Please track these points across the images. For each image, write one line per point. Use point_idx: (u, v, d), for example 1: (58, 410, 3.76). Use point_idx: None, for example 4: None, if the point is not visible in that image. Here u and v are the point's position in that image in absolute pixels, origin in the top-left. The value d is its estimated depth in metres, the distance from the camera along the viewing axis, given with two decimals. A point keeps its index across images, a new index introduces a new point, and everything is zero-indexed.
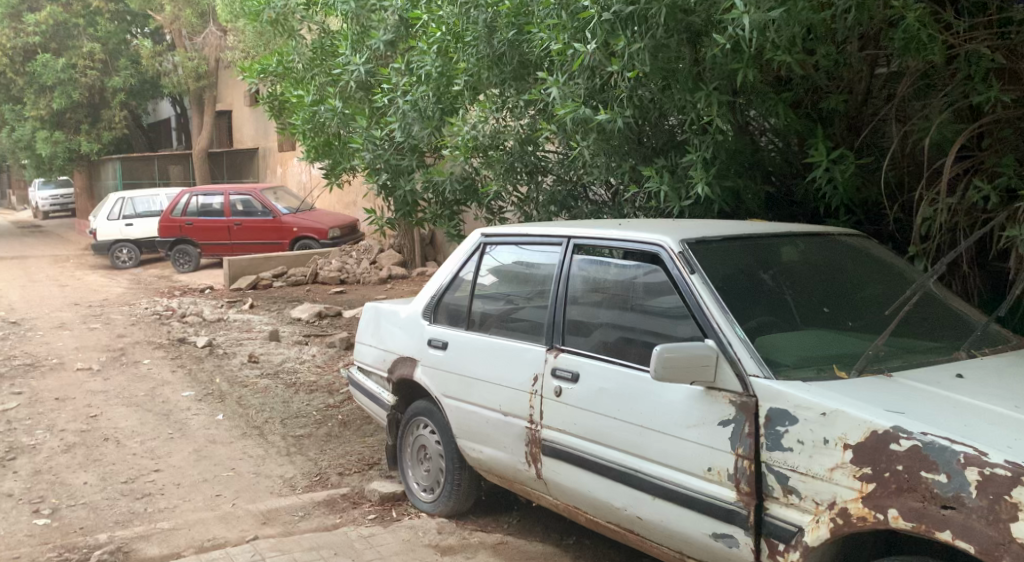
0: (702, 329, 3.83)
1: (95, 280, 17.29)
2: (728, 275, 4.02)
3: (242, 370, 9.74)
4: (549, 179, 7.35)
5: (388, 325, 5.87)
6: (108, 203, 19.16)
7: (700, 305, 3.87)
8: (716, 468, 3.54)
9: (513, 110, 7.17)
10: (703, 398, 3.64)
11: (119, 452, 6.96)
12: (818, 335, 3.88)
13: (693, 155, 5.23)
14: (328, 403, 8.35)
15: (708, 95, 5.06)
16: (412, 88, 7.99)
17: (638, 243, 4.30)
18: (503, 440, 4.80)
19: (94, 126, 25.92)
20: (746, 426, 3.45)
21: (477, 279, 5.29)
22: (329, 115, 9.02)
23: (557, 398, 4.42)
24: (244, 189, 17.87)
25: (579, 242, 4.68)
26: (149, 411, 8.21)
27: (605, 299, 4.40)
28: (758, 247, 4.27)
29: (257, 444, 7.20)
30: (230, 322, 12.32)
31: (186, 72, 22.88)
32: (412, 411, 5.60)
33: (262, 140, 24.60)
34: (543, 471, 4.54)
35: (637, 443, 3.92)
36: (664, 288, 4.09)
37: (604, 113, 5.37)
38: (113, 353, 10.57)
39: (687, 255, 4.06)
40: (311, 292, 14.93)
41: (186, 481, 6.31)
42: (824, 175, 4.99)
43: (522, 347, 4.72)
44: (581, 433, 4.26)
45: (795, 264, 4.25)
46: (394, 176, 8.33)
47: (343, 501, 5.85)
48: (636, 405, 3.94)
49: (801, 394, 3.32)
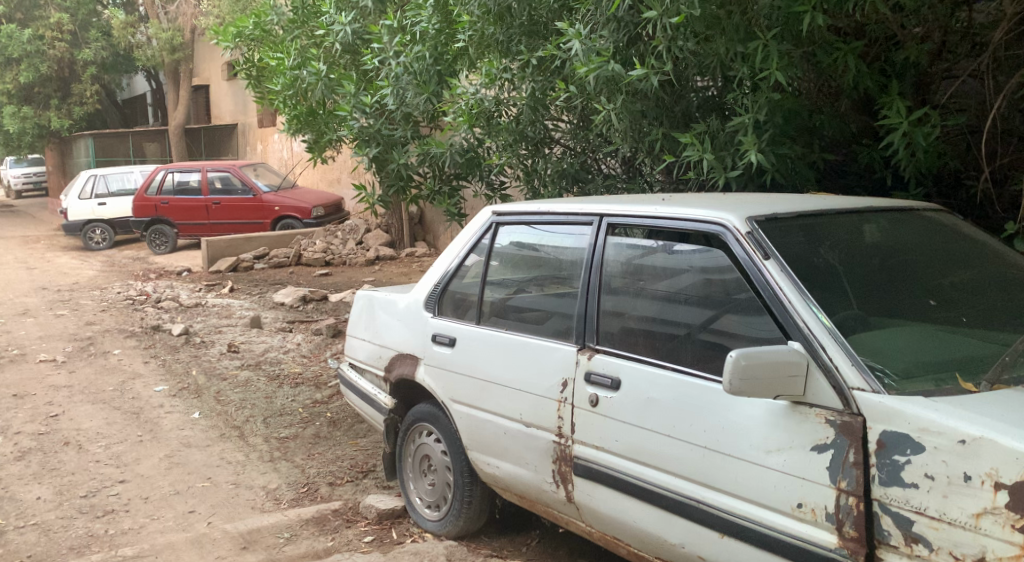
0: (783, 328, 3.10)
1: (65, 262, 16.38)
2: (808, 259, 3.29)
3: (221, 361, 8.92)
4: (559, 151, 6.62)
5: (383, 315, 5.11)
6: (79, 181, 18.10)
7: (779, 299, 3.13)
8: (809, 505, 2.85)
9: (521, 74, 6.38)
10: (790, 416, 2.93)
11: (80, 460, 6.18)
12: (923, 335, 3.20)
13: (744, 117, 4.53)
14: (314, 399, 7.57)
15: (764, 44, 4.37)
16: (407, 48, 7.38)
17: (691, 220, 3.54)
18: (526, 456, 4.06)
19: (65, 100, 24.78)
20: (850, 454, 2.76)
21: (488, 263, 4.52)
22: (313, 79, 8.17)
23: (592, 408, 3.68)
24: (223, 166, 16.99)
25: (612, 221, 3.90)
26: (118, 409, 7.43)
27: (648, 287, 3.65)
28: (837, 224, 3.54)
29: (236, 448, 6.43)
30: (208, 307, 11.53)
31: (161, 44, 21.69)
32: (414, 415, 4.85)
33: (241, 116, 23.67)
34: (574, 493, 3.82)
35: (700, 468, 3.21)
36: (728, 276, 3.35)
37: (640, 68, 4.69)
38: (79, 343, 9.74)
39: (758, 235, 3.31)
40: (295, 274, 14.10)
41: (155, 495, 5.54)
42: (903, 140, 4.34)
43: (547, 347, 3.96)
44: (624, 452, 3.54)
45: (881, 245, 3.52)
46: (387, 148, 7.53)
47: (335, 519, 5.12)
48: (698, 421, 3.23)
49: (927, 413, 2.64)
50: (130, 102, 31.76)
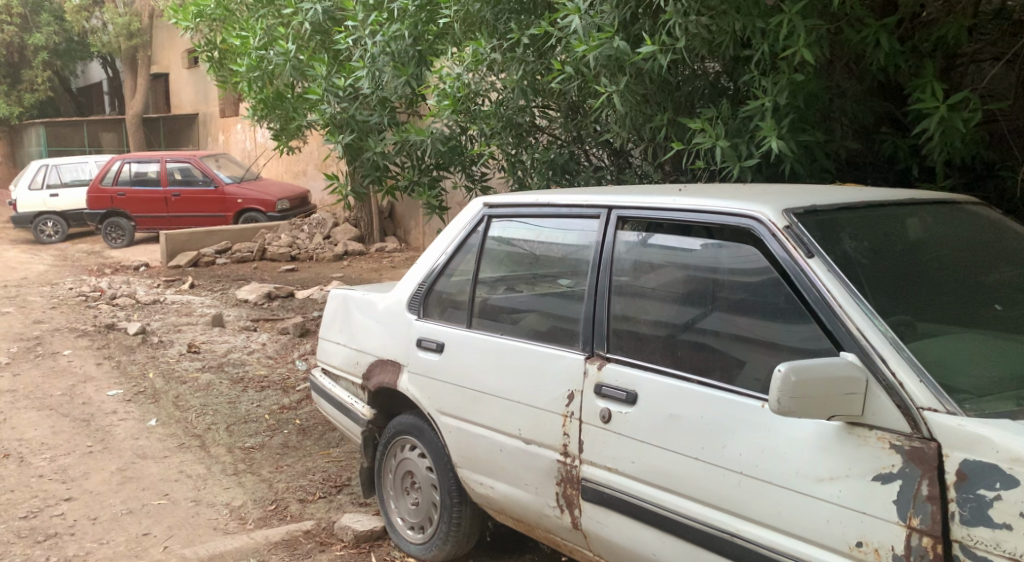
0: (832, 337, 2.70)
1: (13, 256, 15.59)
2: (855, 258, 2.89)
3: (181, 362, 8.37)
4: (545, 140, 6.32)
5: (362, 317, 4.65)
6: (30, 170, 17.35)
7: (826, 303, 2.73)
8: (870, 544, 2.47)
9: (508, 56, 5.98)
10: (845, 439, 2.54)
11: (21, 475, 5.65)
12: (983, 345, 2.83)
13: (762, 100, 4.22)
14: (282, 405, 7.07)
15: (790, 18, 4.04)
16: (382, 27, 6.92)
17: (717, 213, 3.12)
18: (525, 476, 3.63)
19: (15, 87, 23.85)
20: (924, 486, 2.38)
21: (480, 259, 4.07)
22: (280, 60, 7.68)
23: (604, 424, 3.26)
24: (182, 156, 16.32)
25: (624, 213, 3.46)
26: (66, 416, 6.87)
27: (667, 289, 3.23)
28: (877, 218, 3.14)
29: (197, 459, 5.92)
30: (167, 304, 10.94)
31: (116, 29, 20.86)
32: (395, 428, 4.41)
33: (202, 105, 22.92)
34: (582, 520, 3.39)
35: (733, 496, 2.81)
36: (762, 276, 2.94)
37: (648, 45, 4.37)
38: (25, 343, 9.12)
39: (797, 230, 2.90)
40: (260, 270, 13.51)
41: (105, 514, 5.03)
42: (938, 128, 4.04)
43: (550, 354, 3.53)
44: (643, 476, 3.12)
45: (926, 243, 3.13)
46: (361, 136, 7.05)
47: (307, 542, 4.68)
48: (734, 443, 2.82)
49: (1017, 440, 2.27)
50: (84, 91, 30.76)
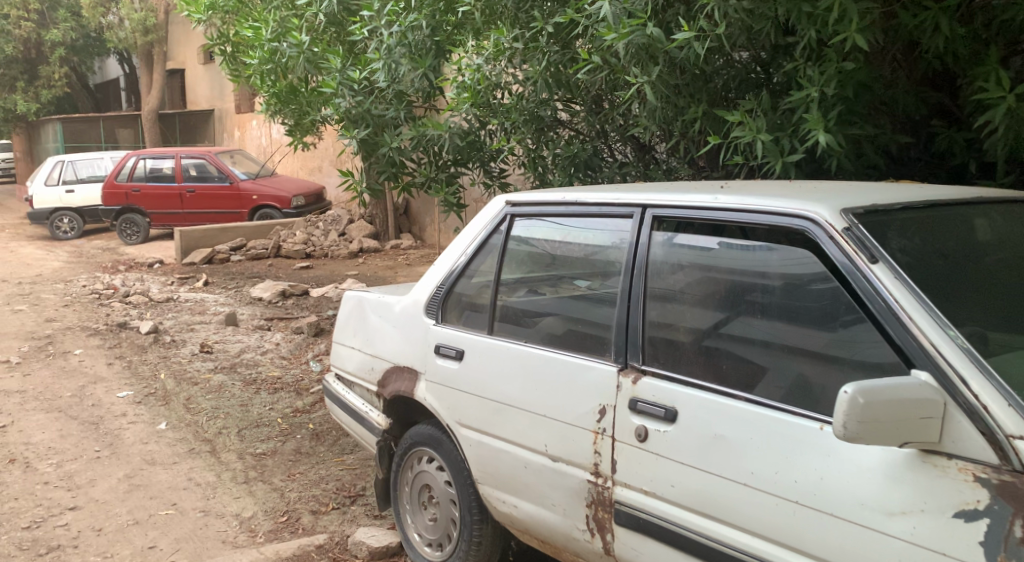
0: (901, 352, 2.42)
1: (28, 253, 15.46)
2: (924, 264, 2.61)
3: (192, 363, 8.15)
4: (567, 135, 6.13)
5: (376, 321, 4.39)
6: (45, 166, 17.23)
7: (895, 314, 2.44)
8: None
9: (530, 46, 5.72)
10: (922, 469, 2.27)
11: (26, 482, 5.44)
12: None
13: (810, 91, 4.00)
14: (295, 408, 6.84)
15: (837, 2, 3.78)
16: (399, 16, 6.68)
17: (766, 214, 2.83)
18: (552, 496, 3.36)
19: (31, 83, 23.78)
20: (1017, 527, 2.12)
21: (502, 260, 3.79)
22: (293, 51, 7.45)
23: (640, 443, 2.98)
24: (197, 152, 16.16)
25: (659, 213, 3.16)
26: (74, 419, 6.67)
27: (709, 296, 2.95)
28: (943, 219, 2.85)
29: (206, 466, 5.70)
30: (180, 303, 10.74)
31: (132, 25, 20.72)
32: (412, 439, 4.15)
33: (218, 100, 22.78)
34: (615, 545, 3.12)
35: (789, 528, 2.54)
36: (819, 284, 2.66)
37: (685, 31, 4.13)
38: (36, 342, 8.94)
39: (859, 232, 2.61)
40: (274, 267, 13.31)
41: (110, 525, 4.81)
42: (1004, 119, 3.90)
43: (579, 365, 3.26)
44: (684, 501, 2.84)
45: (996, 247, 2.85)
46: (377, 130, 6.79)
47: (320, 557, 4.43)
48: (790, 468, 2.55)
49: None
50: (102, 88, 30.70)
